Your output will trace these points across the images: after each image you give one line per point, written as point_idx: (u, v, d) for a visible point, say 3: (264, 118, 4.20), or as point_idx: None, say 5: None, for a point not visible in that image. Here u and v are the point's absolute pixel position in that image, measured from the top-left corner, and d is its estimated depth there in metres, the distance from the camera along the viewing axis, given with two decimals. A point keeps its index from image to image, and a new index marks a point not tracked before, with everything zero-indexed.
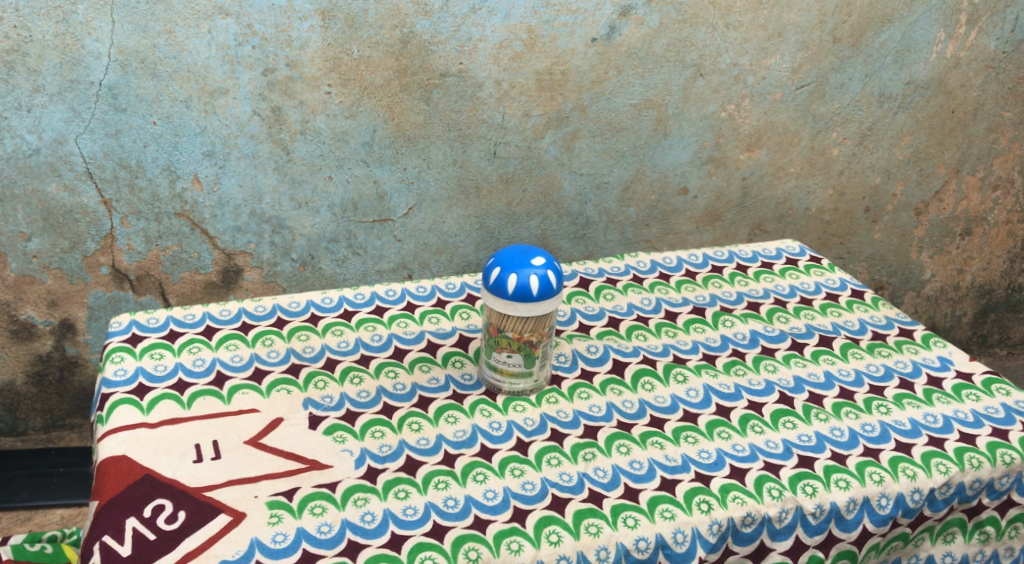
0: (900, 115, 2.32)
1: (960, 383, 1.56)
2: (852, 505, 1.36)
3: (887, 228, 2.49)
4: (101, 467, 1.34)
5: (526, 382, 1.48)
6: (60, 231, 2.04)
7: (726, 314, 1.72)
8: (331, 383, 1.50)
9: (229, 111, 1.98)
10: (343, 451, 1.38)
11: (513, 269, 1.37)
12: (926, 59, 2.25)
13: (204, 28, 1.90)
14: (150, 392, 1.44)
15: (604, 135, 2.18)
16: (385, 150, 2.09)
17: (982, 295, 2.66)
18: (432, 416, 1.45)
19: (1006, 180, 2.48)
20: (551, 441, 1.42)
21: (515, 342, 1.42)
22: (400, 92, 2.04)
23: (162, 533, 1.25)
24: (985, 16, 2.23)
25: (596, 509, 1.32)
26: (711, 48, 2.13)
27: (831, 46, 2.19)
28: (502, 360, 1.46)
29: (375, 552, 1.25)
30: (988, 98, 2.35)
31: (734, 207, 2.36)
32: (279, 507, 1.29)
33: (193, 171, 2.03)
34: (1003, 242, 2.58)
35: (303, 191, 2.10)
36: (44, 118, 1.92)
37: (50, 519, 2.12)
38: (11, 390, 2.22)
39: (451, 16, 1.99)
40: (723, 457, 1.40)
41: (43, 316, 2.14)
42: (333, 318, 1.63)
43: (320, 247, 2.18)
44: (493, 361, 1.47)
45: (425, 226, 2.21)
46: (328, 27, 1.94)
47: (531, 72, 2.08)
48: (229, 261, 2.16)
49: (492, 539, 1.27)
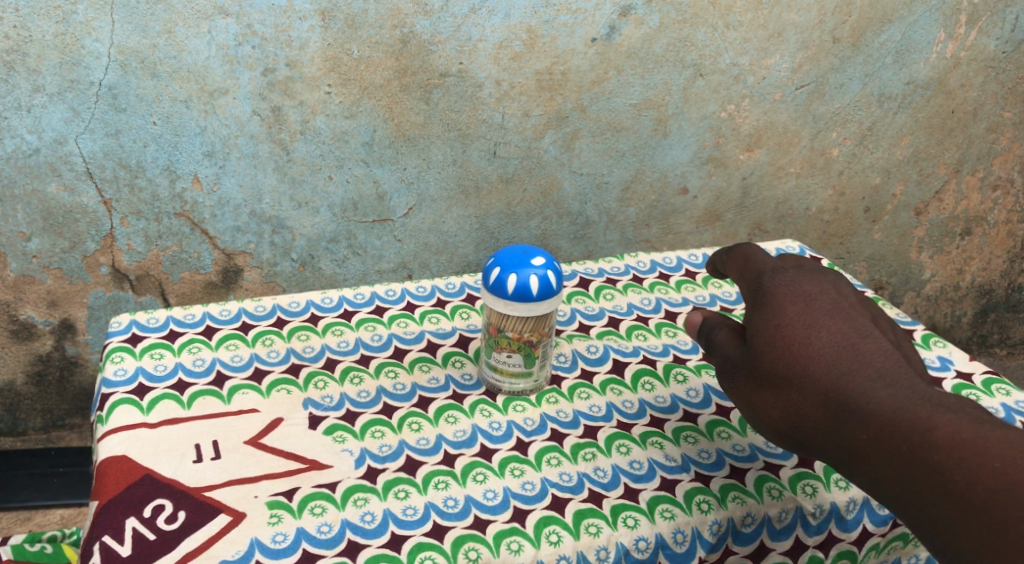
0: (900, 115, 2.31)
1: (960, 383, 1.56)
2: (853, 505, 1.36)
3: (887, 227, 2.49)
4: (101, 467, 1.34)
5: (524, 381, 1.48)
6: (59, 230, 2.04)
7: (726, 314, 1.72)
8: (331, 383, 1.50)
9: (229, 111, 1.98)
10: (343, 451, 1.38)
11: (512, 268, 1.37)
12: (926, 59, 2.24)
13: (203, 28, 1.89)
14: (150, 392, 1.44)
15: (604, 135, 2.18)
16: (385, 150, 2.09)
17: (982, 295, 2.67)
18: (432, 416, 1.45)
19: (1006, 180, 2.48)
20: (551, 441, 1.42)
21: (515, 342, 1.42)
22: (400, 92, 2.04)
23: (162, 533, 1.25)
24: (985, 16, 2.22)
25: (597, 509, 1.32)
26: (711, 48, 2.13)
27: (831, 45, 2.18)
28: (502, 360, 1.46)
29: (375, 552, 1.25)
30: (989, 98, 2.34)
31: (734, 207, 2.36)
32: (279, 507, 1.29)
33: (193, 171, 2.03)
34: (1003, 242, 2.58)
35: (303, 191, 2.10)
36: (44, 118, 1.92)
37: (50, 519, 2.12)
38: (11, 390, 2.22)
39: (451, 16, 1.98)
40: (723, 457, 1.40)
41: (43, 316, 2.14)
42: (333, 317, 1.63)
43: (320, 246, 2.19)
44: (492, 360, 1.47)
45: (426, 226, 2.22)
46: (328, 27, 1.94)
47: (531, 72, 2.07)
48: (230, 261, 2.17)
49: (492, 540, 1.27)
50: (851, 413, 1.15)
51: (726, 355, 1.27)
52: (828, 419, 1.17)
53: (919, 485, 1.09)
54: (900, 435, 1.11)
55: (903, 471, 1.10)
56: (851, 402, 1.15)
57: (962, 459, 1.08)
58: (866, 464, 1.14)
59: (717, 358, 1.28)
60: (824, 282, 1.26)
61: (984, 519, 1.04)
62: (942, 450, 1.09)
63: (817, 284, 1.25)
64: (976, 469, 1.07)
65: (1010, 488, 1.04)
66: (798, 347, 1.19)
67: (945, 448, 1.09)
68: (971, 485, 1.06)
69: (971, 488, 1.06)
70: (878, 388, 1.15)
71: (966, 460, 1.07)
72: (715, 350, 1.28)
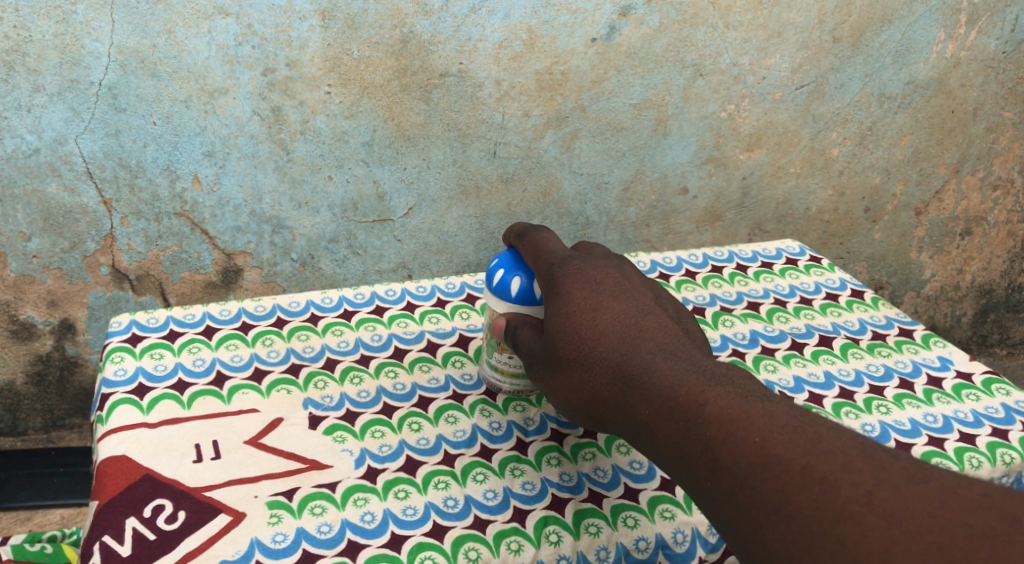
0: (900, 115, 2.31)
1: (960, 383, 1.56)
2: None
3: (887, 228, 2.50)
4: (101, 467, 1.34)
5: (524, 385, 1.47)
6: (59, 230, 2.04)
7: (726, 314, 1.72)
8: (331, 383, 1.49)
9: (229, 111, 1.98)
10: (343, 451, 1.38)
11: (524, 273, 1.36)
12: (926, 59, 2.24)
13: (204, 28, 1.89)
14: (150, 392, 1.44)
15: (604, 135, 2.18)
16: (385, 150, 2.09)
17: (982, 295, 2.67)
18: (432, 416, 1.45)
19: (1006, 180, 2.47)
20: (551, 441, 1.42)
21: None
22: (400, 92, 2.04)
23: (162, 533, 1.25)
24: (985, 16, 2.22)
25: (596, 508, 1.32)
26: (711, 48, 2.13)
27: (831, 45, 2.18)
28: (507, 363, 1.45)
29: (375, 552, 1.25)
30: (989, 98, 2.34)
31: (734, 207, 2.36)
32: (279, 507, 1.29)
33: (193, 171, 2.03)
34: (1003, 242, 2.58)
35: (303, 191, 2.10)
36: (44, 118, 1.92)
37: (50, 519, 2.12)
38: (11, 390, 2.22)
39: (451, 16, 1.98)
40: None
41: (43, 316, 2.14)
42: (333, 318, 1.63)
43: (320, 247, 2.19)
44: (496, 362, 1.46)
45: (425, 227, 2.22)
46: (328, 27, 1.94)
47: (531, 72, 2.08)
48: (230, 261, 2.17)
49: (492, 539, 1.27)
50: (625, 392, 1.20)
51: (528, 347, 1.30)
52: (602, 395, 1.22)
53: (689, 459, 1.12)
54: (676, 409, 1.15)
55: (678, 443, 1.13)
56: (625, 379, 1.20)
57: (726, 433, 1.10)
58: (649, 436, 1.17)
59: (524, 360, 1.31)
60: (588, 269, 1.33)
61: (776, 485, 1.06)
62: (704, 426, 1.12)
63: (601, 271, 1.33)
64: (757, 445, 1.08)
65: (767, 463, 1.07)
66: (585, 334, 1.25)
67: (711, 423, 1.12)
68: (733, 460, 1.09)
69: (744, 467, 1.08)
70: (658, 362, 1.21)
71: (732, 435, 1.10)
72: (520, 348, 1.32)
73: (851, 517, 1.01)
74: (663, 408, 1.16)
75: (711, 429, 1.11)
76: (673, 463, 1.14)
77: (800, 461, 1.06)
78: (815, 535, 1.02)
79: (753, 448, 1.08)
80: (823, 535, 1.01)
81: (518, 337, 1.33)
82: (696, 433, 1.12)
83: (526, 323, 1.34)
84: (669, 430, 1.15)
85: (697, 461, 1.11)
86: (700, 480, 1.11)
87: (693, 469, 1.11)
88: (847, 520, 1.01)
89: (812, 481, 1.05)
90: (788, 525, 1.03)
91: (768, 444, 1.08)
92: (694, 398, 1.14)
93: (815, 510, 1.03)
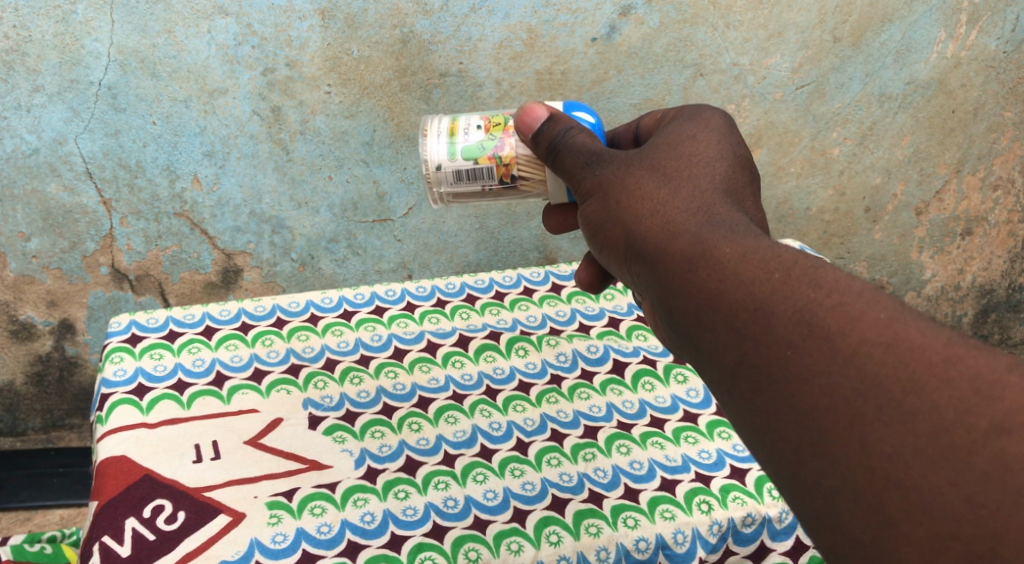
0: (900, 115, 2.30)
1: None
2: None
3: (887, 227, 2.50)
4: (101, 466, 1.33)
5: (442, 146, 1.26)
6: (59, 231, 2.04)
7: None
8: (331, 383, 1.49)
9: (229, 111, 1.98)
10: (343, 451, 1.38)
11: (595, 115, 1.28)
12: (926, 59, 2.23)
13: (203, 28, 1.89)
14: (149, 392, 1.44)
15: None
16: (385, 150, 2.09)
17: (982, 295, 2.66)
18: (432, 416, 1.45)
19: (1007, 180, 2.45)
20: (551, 441, 1.42)
21: (505, 138, 1.26)
22: (400, 92, 2.03)
23: (161, 534, 1.26)
24: (985, 16, 2.20)
25: (596, 509, 1.32)
26: (711, 48, 2.12)
27: (831, 45, 2.17)
28: (467, 127, 1.27)
29: (375, 552, 1.26)
30: (989, 98, 2.32)
31: None
32: (279, 508, 1.29)
33: (193, 171, 2.03)
34: (1003, 242, 2.56)
35: (303, 191, 2.10)
36: (43, 117, 1.91)
37: (50, 519, 2.13)
38: (10, 390, 2.22)
39: (451, 15, 1.98)
40: (723, 457, 1.40)
41: (43, 316, 2.14)
42: (333, 318, 1.62)
43: (320, 247, 2.19)
44: (460, 118, 1.28)
45: (425, 226, 2.22)
46: (328, 27, 1.94)
47: (531, 72, 2.08)
48: (229, 261, 2.17)
49: (492, 540, 1.27)
50: (708, 233, 1.03)
51: (592, 150, 1.16)
52: (680, 231, 1.05)
53: (777, 319, 0.94)
54: (779, 262, 0.97)
55: (763, 290, 0.96)
56: (712, 223, 1.04)
57: (844, 303, 0.93)
58: (720, 274, 0.99)
59: (572, 167, 1.17)
60: (721, 122, 1.18)
61: (904, 370, 0.88)
62: (814, 288, 0.94)
63: (726, 124, 1.18)
64: (884, 324, 0.91)
65: (892, 342, 0.89)
66: (683, 169, 1.11)
67: (824, 288, 0.94)
68: (843, 330, 0.91)
69: (862, 342, 0.90)
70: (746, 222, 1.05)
71: (847, 306, 0.92)
72: (570, 152, 1.17)
73: (1009, 429, 0.84)
74: (761, 261, 0.98)
75: (823, 294, 0.94)
76: (749, 320, 0.96)
77: (941, 351, 0.88)
78: (940, 442, 0.85)
79: (880, 326, 0.91)
80: (958, 446, 0.85)
81: (563, 137, 1.17)
82: (801, 294, 0.94)
83: (583, 129, 1.18)
84: (760, 282, 0.96)
85: (790, 324, 0.93)
86: (787, 344, 0.93)
87: (780, 332, 0.94)
88: (1007, 433, 0.84)
89: (956, 378, 0.87)
90: (909, 427, 0.86)
91: (899, 325, 0.90)
92: (810, 261, 0.97)
93: (949, 415, 0.86)
